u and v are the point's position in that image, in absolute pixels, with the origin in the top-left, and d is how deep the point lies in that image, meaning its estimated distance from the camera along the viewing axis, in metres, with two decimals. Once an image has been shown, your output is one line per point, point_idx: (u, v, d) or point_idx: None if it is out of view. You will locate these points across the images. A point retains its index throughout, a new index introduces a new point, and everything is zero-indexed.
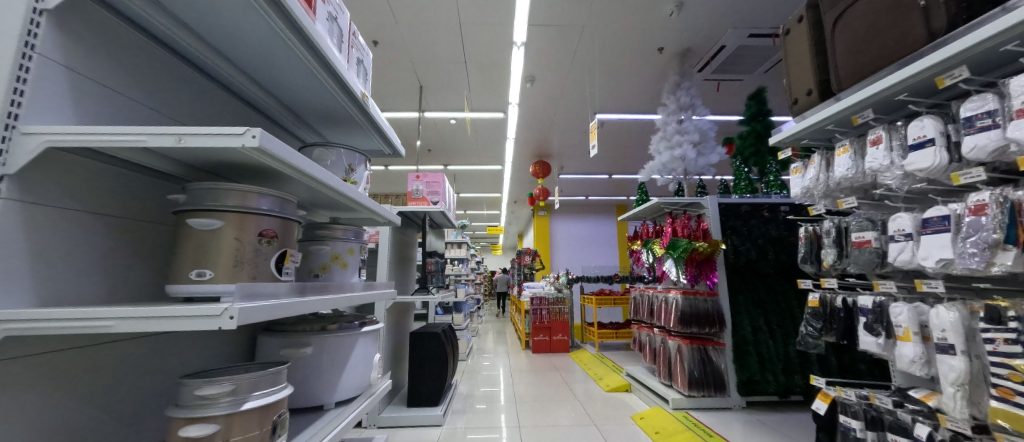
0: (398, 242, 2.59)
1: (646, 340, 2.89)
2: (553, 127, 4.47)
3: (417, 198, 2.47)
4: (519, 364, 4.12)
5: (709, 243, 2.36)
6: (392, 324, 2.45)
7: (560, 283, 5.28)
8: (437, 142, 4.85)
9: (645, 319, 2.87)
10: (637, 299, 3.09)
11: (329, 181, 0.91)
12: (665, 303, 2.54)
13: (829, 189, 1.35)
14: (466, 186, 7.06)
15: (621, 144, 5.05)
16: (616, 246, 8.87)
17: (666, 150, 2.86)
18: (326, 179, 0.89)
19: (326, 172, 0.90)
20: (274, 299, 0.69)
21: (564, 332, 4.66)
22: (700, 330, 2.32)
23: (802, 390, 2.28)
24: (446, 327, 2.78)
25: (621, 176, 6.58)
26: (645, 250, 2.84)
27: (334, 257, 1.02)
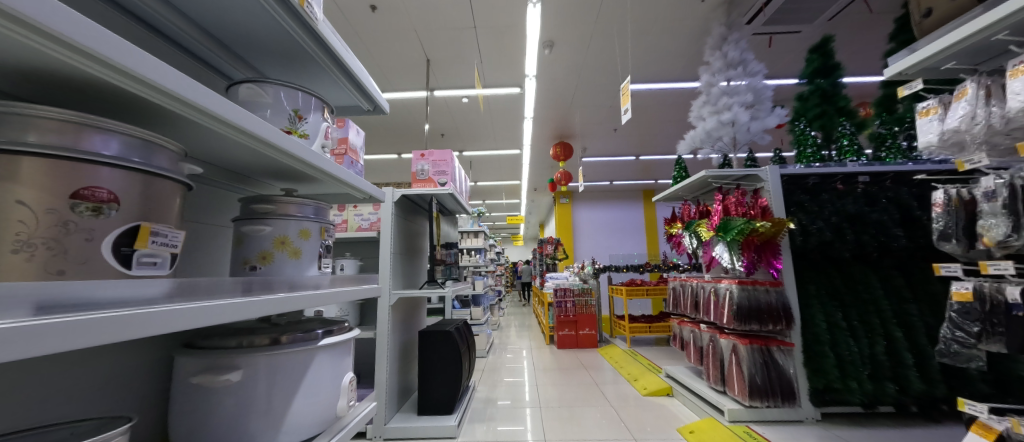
0: (404, 230, 2.32)
1: (689, 337, 2.51)
2: (575, 101, 4.04)
3: (423, 180, 2.20)
4: (543, 361, 3.82)
5: (772, 222, 1.92)
6: (398, 322, 2.21)
7: (586, 273, 4.90)
8: (451, 125, 4.56)
9: (688, 314, 2.48)
10: (676, 290, 2.69)
11: (261, 132, 0.62)
12: (714, 296, 2.14)
13: (998, 130, 0.89)
14: (484, 173, 6.78)
15: (651, 119, 4.55)
16: (643, 233, 8.35)
17: (712, 115, 2.40)
18: (258, 130, 0.61)
19: (262, 121, 0.62)
20: (144, 307, 0.40)
21: (591, 326, 4.32)
22: (761, 327, 1.91)
23: (895, 401, 1.82)
24: (462, 324, 2.52)
25: (650, 156, 6.04)
26: (688, 233, 2.41)
27: (276, 242, 0.75)
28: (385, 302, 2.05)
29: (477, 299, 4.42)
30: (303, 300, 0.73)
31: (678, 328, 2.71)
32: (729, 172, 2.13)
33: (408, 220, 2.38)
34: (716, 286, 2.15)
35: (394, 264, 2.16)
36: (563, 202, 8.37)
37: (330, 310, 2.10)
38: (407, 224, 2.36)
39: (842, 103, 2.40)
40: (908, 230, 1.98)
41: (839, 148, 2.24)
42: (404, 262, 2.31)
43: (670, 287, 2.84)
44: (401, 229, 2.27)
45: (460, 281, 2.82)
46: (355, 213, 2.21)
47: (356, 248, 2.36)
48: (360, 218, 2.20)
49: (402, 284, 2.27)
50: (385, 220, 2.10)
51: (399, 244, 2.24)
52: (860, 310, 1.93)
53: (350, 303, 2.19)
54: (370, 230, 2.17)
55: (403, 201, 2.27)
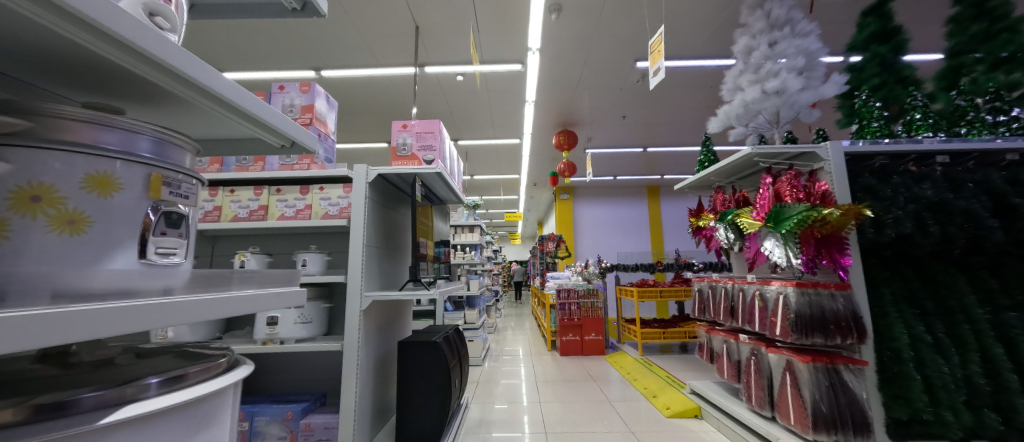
0: (383, 219, 1.92)
1: (721, 348, 2.13)
2: (583, 81, 3.66)
3: (405, 157, 1.81)
4: (545, 370, 3.43)
5: (843, 209, 1.49)
6: (374, 331, 1.80)
7: (590, 272, 4.51)
8: (444, 108, 4.14)
9: (722, 321, 2.09)
10: (705, 293, 2.31)
11: None
12: (762, 300, 1.75)
13: None
14: (480, 165, 6.37)
15: (664, 104, 4.17)
16: (647, 231, 7.99)
17: (754, 84, 2.02)
18: None
19: None
20: None
21: (597, 330, 3.93)
22: (827, 341, 1.53)
23: (997, 436, 1.44)
24: (452, 332, 2.12)
25: (657, 148, 5.67)
26: (723, 226, 2.02)
27: (15, 197, 0.32)
28: (356, 307, 1.65)
29: (471, 301, 4.00)
30: (101, 319, 0.32)
31: (705, 336, 2.33)
32: (781, 149, 1.73)
33: (388, 207, 1.98)
34: (764, 289, 1.77)
35: (368, 260, 1.75)
36: (563, 198, 7.99)
37: (287, 317, 1.68)
38: (386, 212, 1.96)
39: (907, 72, 1.99)
40: (1003, 220, 1.60)
41: (904, 122, 1.88)
42: (381, 258, 1.90)
43: (696, 289, 2.46)
44: (379, 218, 1.87)
45: (451, 280, 2.41)
46: (319, 196, 1.77)
47: (323, 240, 1.95)
48: (327, 202, 1.76)
49: (379, 285, 1.85)
50: (357, 205, 1.70)
51: (376, 236, 1.85)
52: (946, 319, 1.55)
53: (314, 307, 1.77)
54: (338, 218, 1.74)
55: (381, 183, 1.86)
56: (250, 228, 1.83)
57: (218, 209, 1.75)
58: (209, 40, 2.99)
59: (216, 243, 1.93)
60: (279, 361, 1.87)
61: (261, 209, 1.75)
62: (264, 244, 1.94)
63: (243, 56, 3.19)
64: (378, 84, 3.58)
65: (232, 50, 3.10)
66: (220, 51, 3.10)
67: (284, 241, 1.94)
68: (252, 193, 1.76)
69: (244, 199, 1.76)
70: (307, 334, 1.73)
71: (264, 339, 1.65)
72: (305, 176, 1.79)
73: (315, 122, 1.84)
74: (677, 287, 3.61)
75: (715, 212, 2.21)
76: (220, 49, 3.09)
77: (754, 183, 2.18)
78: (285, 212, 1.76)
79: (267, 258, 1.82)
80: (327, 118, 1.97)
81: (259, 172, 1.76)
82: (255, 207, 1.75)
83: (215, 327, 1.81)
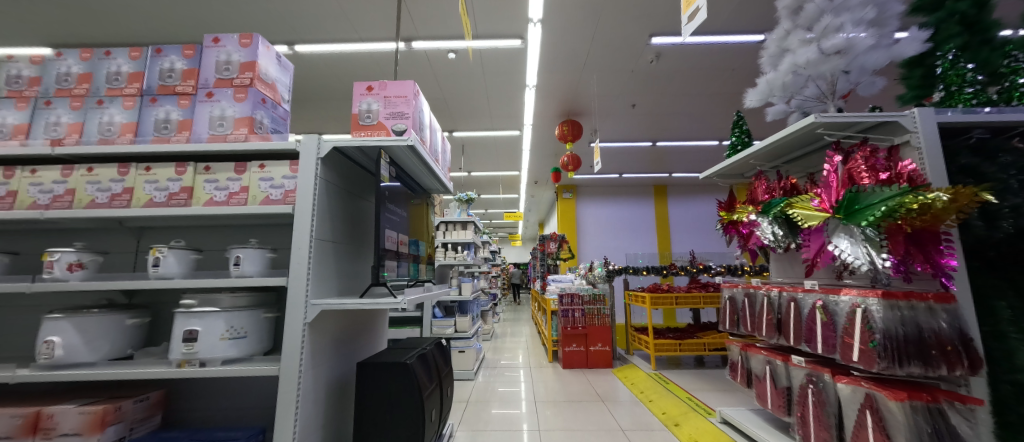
0: (342, 205, 1.54)
1: (763, 371, 1.72)
2: (590, 62, 3.30)
3: (369, 126, 1.42)
4: (545, 387, 3.01)
5: (949, 191, 1.06)
6: (327, 348, 1.40)
7: (596, 276, 4.11)
8: (435, 92, 3.77)
9: (766, 338, 1.68)
10: (741, 301, 1.91)
11: None
12: (827, 314, 1.36)
13: None
14: (479, 160, 6.00)
15: (678, 90, 3.77)
16: (654, 232, 7.58)
17: (805, 44, 1.65)
18: None
19: None
20: None
21: (604, 340, 3.52)
22: (930, 372, 1.11)
23: None
24: (430, 348, 1.71)
25: (668, 142, 5.27)
26: (765, 219, 1.65)
27: None
28: (298, 320, 1.24)
29: (464, 306, 3.60)
30: None
31: (739, 354, 1.92)
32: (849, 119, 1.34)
33: (349, 192, 1.59)
34: (829, 299, 1.38)
35: (318, 257, 1.35)
36: (566, 197, 7.63)
37: (210, 331, 1.28)
38: (347, 197, 1.58)
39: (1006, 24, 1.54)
40: None
41: (1003, 89, 1.44)
42: (338, 255, 1.51)
43: (726, 298, 2.05)
44: (336, 204, 1.47)
45: (434, 284, 2.01)
46: (258, 175, 1.39)
47: (270, 232, 1.56)
48: (267, 184, 1.38)
49: (333, 289, 1.45)
50: (304, 187, 1.31)
51: (333, 227, 1.45)
52: None
53: (249, 317, 1.39)
54: (281, 204, 1.35)
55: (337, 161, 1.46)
56: (174, 217, 1.45)
57: (129, 191, 1.37)
58: (164, 6, 2.62)
59: (141, 236, 1.56)
60: (212, 382, 1.49)
61: (183, 192, 1.37)
62: (199, 238, 1.56)
63: (208, 27, 2.83)
64: (361, 62, 3.22)
65: (194, 20, 2.74)
66: (182, 20, 2.75)
67: (223, 233, 1.56)
68: (173, 172, 1.39)
69: (163, 178, 1.38)
70: (237, 352, 1.33)
71: (179, 360, 1.27)
72: (241, 150, 1.41)
73: (258, 83, 1.45)
74: (695, 293, 3.17)
75: (754, 202, 1.82)
76: (181, 18, 2.74)
77: (802, 168, 1.79)
78: (213, 196, 1.37)
79: (194, 255, 1.44)
80: (278, 83, 1.58)
81: (183, 144, 1.38)
82: (176, 189, 1.37)
83: (128, 342, 1.43)
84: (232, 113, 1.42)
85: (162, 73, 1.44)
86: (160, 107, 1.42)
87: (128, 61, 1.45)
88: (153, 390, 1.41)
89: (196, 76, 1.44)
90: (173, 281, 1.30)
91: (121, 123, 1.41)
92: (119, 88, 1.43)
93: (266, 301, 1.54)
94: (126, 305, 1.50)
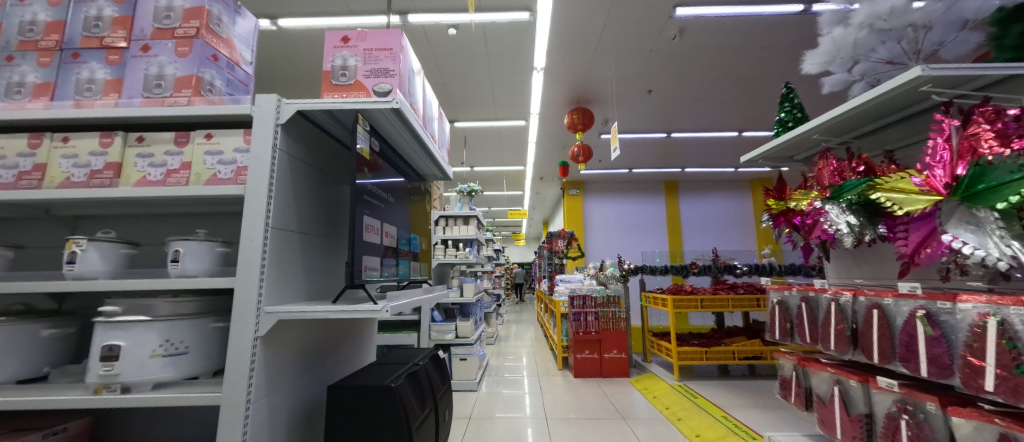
0: (311, 188, 1.24)
1: (831, 394, 1.40)
2: (604, 40, 3.01)
3: (343, 87, 1.11)
4: (555, 400, 2.69)
5: None
6: (290, 369, 1.09)
7: (608, 275, 3.80)
8: (434, 74, 3.49)
9: (837, 354, 1.36)
10: (797, 308, 1.58)
11: None
12: (934, 326, 1.04)
13: None
14: (481, 154, 5.71)
15: (697, 73, 3.47)
16: (664, 230, 7.25)
17: None
18: None
19: None
20: None
21: (619, 346, 3.20)
22: None
23: None
24: (423, 365, 1.40)
25: (682, 134, 4.96)
26: (834, 206, 1.34)
27: None
28: (246, 334, 0.94)
29: (465, 309, 3.31)
30: None
31: (794, 371, 1.60)
32: (959, 75, 1.00)
33: (320, 173, 1.29)
34: (937, 306, 1.06)
35: (277, 252, 1.05)
36: (572, 194, 7.35)
37: (134, 348, 0.99)
38: (318, 179, 1.28)
39: None
40: None
41: None
42: (305, 251, 1.21)
43: (775, 303, 1.72)
44: (303, 186, 1.18)
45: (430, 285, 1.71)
46: (203, 148, 1.09)
47: (228, 223, 1.27)
48: (214, 159, 1.08)
49: (299, 293, 1.15)
50: (258, 162, 1.01)
51: (298, 215, 1.15)
52: None
53: (193, 328, 1.09)
54: (231, 184, 1.06)
55: (301, 131, 1.15)
56: (104, 201, 1.16)
57: (42, 167, 1.08)
58: None
59: (74, 227, 1.29)
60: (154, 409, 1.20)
61: (109, 169, 1.08)
62: (140, 229, 1.27)
63: None
64: None
65: None
66: None
67: (170, 223, 1.27)
68: (97, 143, 1.09)
69: (83, 152, 1.08)
70: (172, 374, 1.04)
71: (94, 386, 0.97)
72: (183, 116, 1.11)
73: (207, 34, 1.16)
74: (722, 295, 2.85)
75: (818, 187, 1.49)
76: None
77: (876, 145, 1.47)
78: (147, 175, 1.08)
79: (126, 249, 1.14)
80: (237, 38, 1.29)
81: (109, 107, 1.09)
82: (99, 166, 1.08)
83: (46, 359, 1.13)
84: (173, 71, 1.12)
85: (87, 21, 1.15)
86: (84, 64, 1.13)
87: (46, 8, 1.17)
88: (74, 418, 1.08)
89: (129, 25, 1.15)
90: (91, 283, 1.01)
91: (35, 83, 1.12)
92: (33, 41, 1.15)
93: (221, 307, 1.24)
94: (51, 312, 1.22)
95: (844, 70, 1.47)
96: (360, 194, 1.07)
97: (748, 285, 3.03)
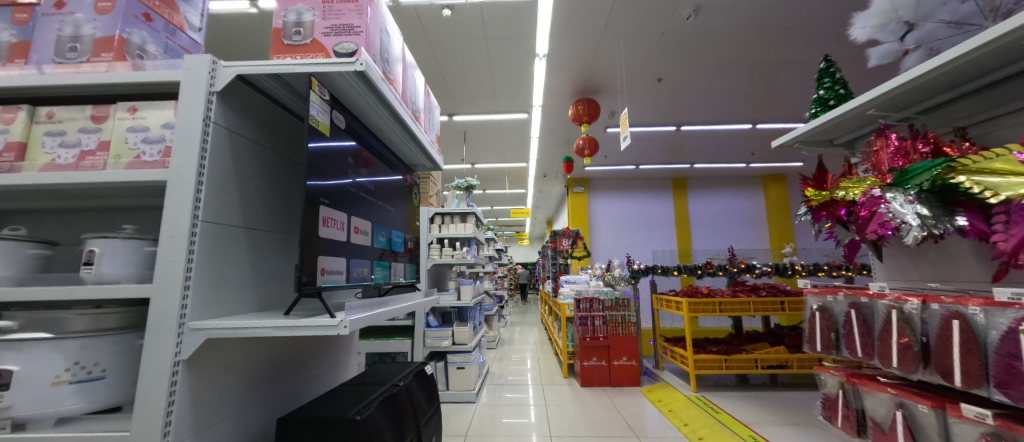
0: (261, 175, 1.03)
1: (891, 420, 1.16)
2: (612, 22, 2.78)
3: (296, 47, 0.90)
4: (560, 412, 2.47)
5: None
6: (229, 397, 0.88)
7: (617, 276, 3.62)
8: (430, 62, 3.28)
9: (903, 372, 1.12)
10: (846, 316, 1.34)
11: None
12: None
13: None
14: (482, 150, 5.50)
15: (710, 58, 3.23)
16: (672, 229, 7.00)
17: None
18: None
19: None
20: None
21: (629, 353, 2.97)
22: None
23: None
24: (404, 386, 1.17)
25: (692, 127, 4.72)
26: (897, 194, 1.11)
27: None
28: (162, 358, 0.73)
29: (463, 313, 3.09)
30: None
31: (842, 390, 1.36)
32: None
33: (274, 157, 1.08)
34: None
35: (211, 252, 0.84)
36: (576, 191, 7.11)
37: None
38: (271, 165, 1.07)
39: None
40: None
41: None
42: (253, 250, 1.00)
43: (816, 309, 1.48)
44: (249, 171, 0.97)
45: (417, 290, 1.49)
46: (126, 124, 0.89)
47: None
48: (137, 138, 0.88)
49: (241, 302, 0.93)
50: (182, 139, 0.80)
51: (242, 207, 0.94)
52: None
53: (112, 346, 0.88)
54: (156, 167, 0.85)
55: (240, 103, 0.93)
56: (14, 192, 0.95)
57: None
58: None
59: None
60: None
61: (9, 150, 0.87)
62: (65, 226, 1.06)
63: None
64: None
65: None
66: None
67: (100, 218, 1.06)
68: None
69: None
70: (87, 404, 0.83)
71: None
72: (103, 86, 0.90)
73: None
74: (743, 298, 2.60)
75: (875, 173, 1.25)
76: None
77: (943, 121, 1.24)
78: (55, 158, 0.87)
79: (37, 250, 0.93)
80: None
81: (12, 74, 0.88)
82: None
83: None
84: (91, 31, 0.91)
85: None
86: None
87: None
88: None
89: None
90: None
91: None
92: None
93: None
94: None
95: (894, 39, 1.22)
96: (317, 176, 0.85)
97: (771, 286, 2.77)
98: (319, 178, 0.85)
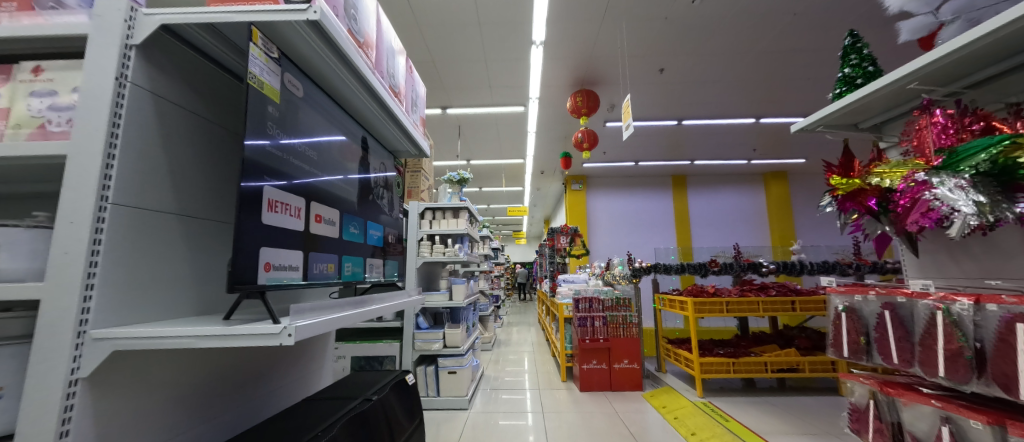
0: (198, 153, 0.87)
1: (934, 437, 1.01)
2: (613, 6, 2.63)
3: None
4: (558, 419, 2.32)
5: None
6: (151, 422, 0.72)
7: (617, 275, 3.47)
8: (421, 50, 3.12)
9: (952, 382, 0.97)
10: (880, 317, 1.19)
11: None
12: None
13: None
14: (478, 145, 5.34)
15: (715, 46, 3.09)
16: (672, 227, 6.87)
17: None
18: None
19: None
20: None
21: (630, 355, 2.82)
22: None
23: None
24: (377, 401, 1.01)
25: (694, 122, 4.58)
26: (942, 178, 0.96)
27: None
28: (49, 378, 0.57)
29: (456, 314, 2.92)
30: None
31: (874, 399, 1.21)
32: None
33: (217, 133, 0.93)
34: None
35: (128, 244, 0.68)
36: (574, 189, 6.95)
37: None
38: (213, 142, 0.90)
39: None
40: None
41: None
42: (189, 242, 0.83)
43: (842, 310, 1.33)
44: (183, 147, 0.81)
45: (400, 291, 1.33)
46: (25, 88, 0.73)
47: None
48: (42, 104, 0.72)
49: (171, 306, 0.77)
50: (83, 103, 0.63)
51: (173, 189, 0.78)
52: None
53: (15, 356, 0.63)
54: (60, 139, 0.69)
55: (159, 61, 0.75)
56: None
57: None
58: None
59: None
60: None
61: None
62: None
63: None
64: None
65: None
66: None
67: (11, 206, 0.89)
68: None
69: None
70: None
71: None
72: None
73: None
74: (752, 298, 2.46)
75: (920, 155, 1.08)
76: None
77: (992, 96, 1.09)
78: None
79: None
80: None
81: None
82: None
83: None
84: None
85: None
86: None
87: None
88: None
89: None
90: None
91: None
92: None
93: None
94: None
95: (929, 9, 1.06)
96: (262, 149, 0.68)
97: (781, 285, 2.62)
98: (263, 151, 0.68)
